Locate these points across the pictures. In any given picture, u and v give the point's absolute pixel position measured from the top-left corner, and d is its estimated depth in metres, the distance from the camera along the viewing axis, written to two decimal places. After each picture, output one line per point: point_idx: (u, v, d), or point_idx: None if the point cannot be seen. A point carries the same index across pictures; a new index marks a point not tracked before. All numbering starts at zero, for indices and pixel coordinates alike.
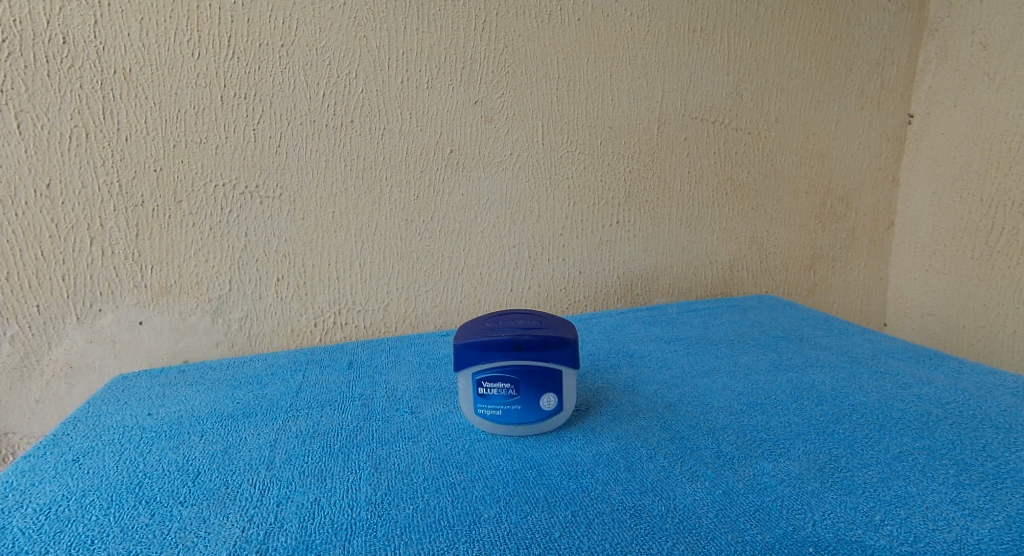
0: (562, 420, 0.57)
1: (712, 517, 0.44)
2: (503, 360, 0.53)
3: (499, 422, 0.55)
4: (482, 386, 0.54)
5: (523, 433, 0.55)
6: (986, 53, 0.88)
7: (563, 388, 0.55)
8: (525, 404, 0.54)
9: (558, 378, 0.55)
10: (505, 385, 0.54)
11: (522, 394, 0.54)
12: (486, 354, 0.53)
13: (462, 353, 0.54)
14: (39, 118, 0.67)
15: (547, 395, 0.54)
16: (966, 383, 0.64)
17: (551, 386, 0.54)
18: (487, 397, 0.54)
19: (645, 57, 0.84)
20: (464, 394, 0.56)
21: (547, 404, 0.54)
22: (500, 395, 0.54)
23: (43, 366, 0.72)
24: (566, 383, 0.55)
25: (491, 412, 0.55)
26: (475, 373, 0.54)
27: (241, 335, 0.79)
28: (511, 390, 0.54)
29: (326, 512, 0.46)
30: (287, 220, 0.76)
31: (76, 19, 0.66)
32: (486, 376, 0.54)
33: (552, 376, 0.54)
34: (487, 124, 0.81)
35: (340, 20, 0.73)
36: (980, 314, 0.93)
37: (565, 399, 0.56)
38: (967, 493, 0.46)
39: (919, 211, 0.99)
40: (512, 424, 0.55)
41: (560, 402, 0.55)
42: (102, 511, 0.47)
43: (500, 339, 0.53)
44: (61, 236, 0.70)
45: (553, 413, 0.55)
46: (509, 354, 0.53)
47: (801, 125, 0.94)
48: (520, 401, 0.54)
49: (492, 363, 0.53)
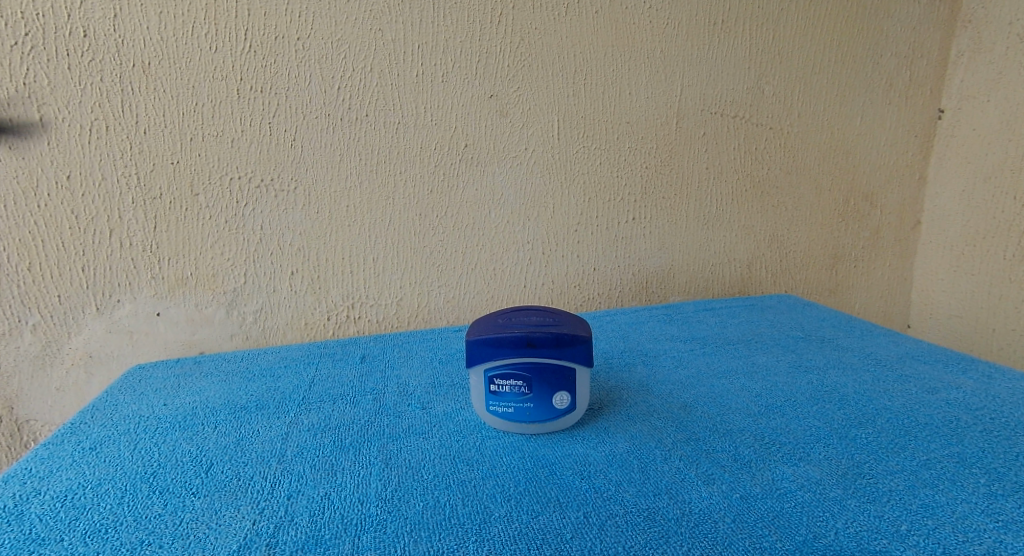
0: (575, 419, 0.56)
1: (729, 522, 0.43)
2: (516, 357, 0.53)
3: (510, 420, 0.54)
4: (494, 383, 0.54)
5: (534, 432, 0.55)
6: (1023, 46, 0.85)
7: (577, 386, 0.54)
8: (537, 402, 0.53)
9: (571, 377, 0.54)
10: (517, 382, 0.53)
11: (535, 392, 0.53)
12: (498, 350, 0.53)
13: (474, 348, 0.53)
14: (61, 111, 0.67)
15: (560, 393, 0.54)
16: (996, 389, 0.62)
17: (564, 384, 0.54)
18: (498, 393, 0.54)
19: (663, 50, 0.83)
20: (476, 391, 0.55)
21: (560, 402, 0.54)
22: (512, 392, 0.53)
23: (63, 355, 0.73)
24: (580, 382, 0.54)
25: (502, 409, 0.54)
26: (487, 369, 0.54)
27: (256, 328, 0.79)
28: (524, 387, 0.53)
29: (336, 507, 0.46)
30: (302, 214, 0.76)
31: (96, 12, 0.66)
32: (498, 373, 0.53)
33: (566, 374, 0.53)
34: (503, 118, 0.80)
35: (356, 13, 0.73)
36: (1010, 318, 0.90)
37: (578, 398, 0.55)
38: (999, 503, 0.45)
39: (948, 210, 0.96)
40: (523, 422, 0.54)
41: (573, 400, 0.54)
42: (116, 500, 0.47)
43: (513, 336, 0.53)
44: (81, 228, 0.70)
45: (566, 411, 0.54)
46: (522, 350, 0.52)
47: (826, 120, 0.92)
48: (532, 399, 0.53)
49: (504, 360, 0.53)
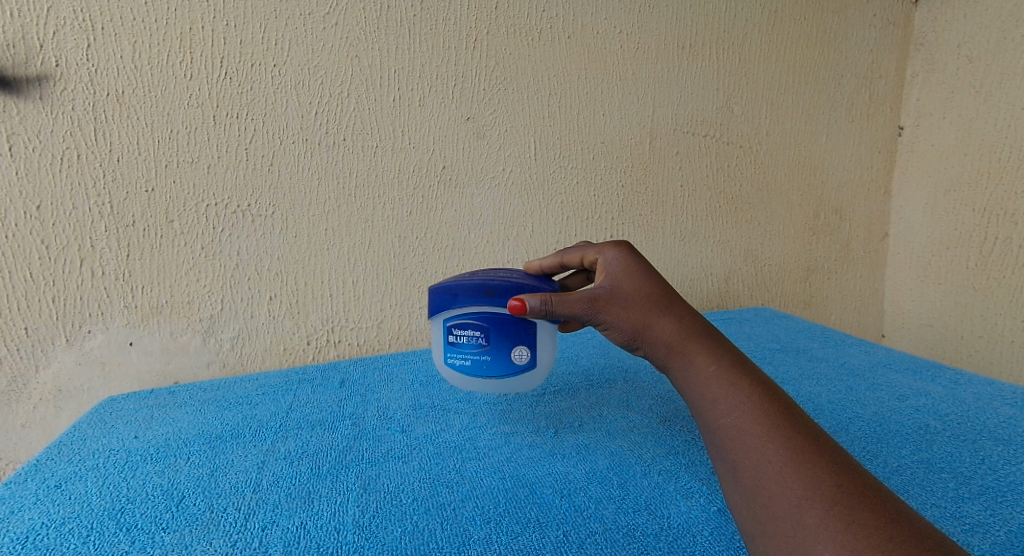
0: (537, 376, 0.57)
1: (707, 535, 0.44)
2: (473, 307, 0.55)
3: (468, 371, 0.57)
4: (453, 333, 0.57)
5: (493, 386, 0.57)
6: (972, 66, 0.89)
7: (538, 342, 0.56)
8: (494, 355, 0.56)
9: (530, 332, 0.55)
10: (474, 333, 0.56)
11: (491, 344, 0.56)
12: (456, 300, 0.56)
13: (436, 296, 0.56)
14: (31, 141, 0.67)
15: (517, 347, 0.56)
16: (964, 394, 0.63)
17: (522, 338, 0.56)
18: (457, 344, 0.57)
19: (634, 73, 0.85)
20: (438, 341, 0.58)
21: (517, 357, 0.56)
22: (470, 343, 0.56)
23: (30, 390, 0.71)
24: (540, 338, 0.56)
25: (461, 361, 0.57)
26: (448, 319, 0.57)
27: (233, 355, 0.78)
28: (481, 339, 0.56)
29: (312, 536, 0.45)
30: (280, 238, 0.76)
31: (68, 43, 0.66)
32: (457, 324, 0.56)
33: (524, 328, 0.55)
34: (479, 140, 0.81)
35: (332, 40, 0.73)
36: (977, 325, 0.93)
37: (539, 355, 0.56)
38: (967, 507, 0.46)
39: (913, 221, 0.99)
40: (481, 375, 0.57)
41: (532, 357, 0.56)
42: (81, 539, 0.46)
43: (472, 285, 0.55)
44: (51, 258, 0.69)
45: (525, 368, 0.56)
46: (479, 300, 0.55)
47: (793, 138, 0.94)
48: (488, 351, 0.56)
49: (462, 310, 0.56)
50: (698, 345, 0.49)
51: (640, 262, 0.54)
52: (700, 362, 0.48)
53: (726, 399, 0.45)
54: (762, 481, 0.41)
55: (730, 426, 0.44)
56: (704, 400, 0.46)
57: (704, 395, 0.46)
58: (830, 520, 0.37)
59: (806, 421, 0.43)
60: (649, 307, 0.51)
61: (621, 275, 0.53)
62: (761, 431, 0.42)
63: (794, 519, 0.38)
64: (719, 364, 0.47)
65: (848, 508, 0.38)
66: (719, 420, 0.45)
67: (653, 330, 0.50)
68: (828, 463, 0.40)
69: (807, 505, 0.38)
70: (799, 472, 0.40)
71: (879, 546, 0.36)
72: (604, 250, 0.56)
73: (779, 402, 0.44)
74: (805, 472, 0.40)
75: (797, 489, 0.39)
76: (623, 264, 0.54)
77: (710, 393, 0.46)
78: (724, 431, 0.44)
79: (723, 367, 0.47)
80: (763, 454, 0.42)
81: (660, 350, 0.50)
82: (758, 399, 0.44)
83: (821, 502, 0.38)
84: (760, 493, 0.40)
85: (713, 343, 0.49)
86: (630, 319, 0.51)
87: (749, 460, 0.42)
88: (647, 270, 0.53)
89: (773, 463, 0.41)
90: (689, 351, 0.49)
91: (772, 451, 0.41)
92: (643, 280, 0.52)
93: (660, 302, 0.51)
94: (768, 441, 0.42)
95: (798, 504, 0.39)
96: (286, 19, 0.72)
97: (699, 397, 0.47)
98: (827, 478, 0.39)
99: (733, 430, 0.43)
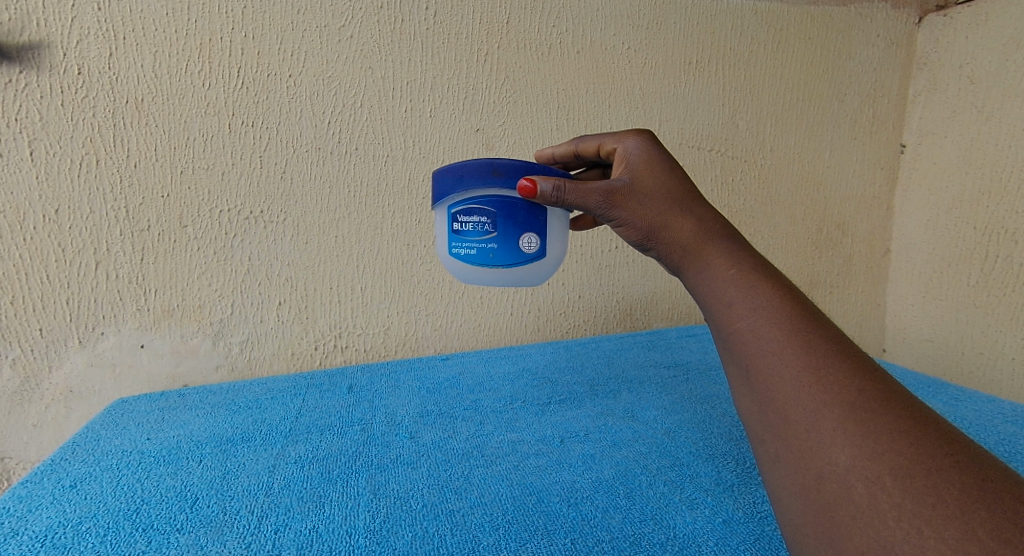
0: (545, 266, 0.57)
1: (712, 546, 0.45)
2: (480, 189, 0.55)
3: (473, 261, 0.56)
4: (458, 220, 0.56)
5: (500, 276, 0.56)
6: (973, 86, 0.90)
7: (546, 230, 0.56)
8: (501, 242, 0.55)
9: (539, 220, 0.56)
10: (482, 219, 0.55)
11: (499, 231, 0.55)
12: (462, 183, 0.55)
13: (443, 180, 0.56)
14: (51, 146, 0.68)
15: (526, 235, 0.55)
16: (965, 412, 0.64)
17: (530, 226, 0.55)
18: (462, 233, 0.56)
19: (641, 88, 0.86)
20: (441, 232, 0.57)
21: (526, 244, 0.56)
22: (475, 230, 0.56)
23: (42, 390, 0.72)
24: (549, 227, 0.56)
25: (466, 251, 0.56)
26: (452, 207, 0.56)
27: (242, 359, 0.79)
28: (488, 226, 0.55)
29: (324, 539, 0.46)
30: (290, 245, 0.77)
31: (91, 51, 0.67)
32: (461, 210, 0.56)
33: (532, 215, 0.55)
34: (489, 151, 0.82)
35: (346, 52, 0.75)
36: (979, 342, 0.93)
37: (547, 244, 0.57)
38: None
39: (914, 237, 1.00)
40: (486, 264, 0.56)
41: (541, 245, 0.56)
42: (98, 539, 0.47)
43: (479, 166, 0.54)
44: (67, 260, 0.71)
45: (532, 257, 0.56)
46: (486, 182, 0.54)
47: (796, 154, 0.95)
48: (496, 238, 0.55)
49: (469, 195, 0.55)
50: (716, 249, 0.46)
51: (660, 153, 0.52)
52: (718, 265, 0.45)
53: (744, 303, 0.42)
54: (777, 385, 0.38)
55: (746, 329, 0.41)
56: (719, 304, 0.43)
57: (721, 300, 0.43)
58: (850, 425, 0.35)
59: (828, 326, 0.40)
60: (669, 205, 0.49)
61: (643, 170, 0.51)
62: (779, 334, 0.40)
63: (810, 422, 0.36)
64: (739, 269, 0.44)
65: (871, 413, 0.35)
66: (734, 325, 0.42)
67: (669, 229, 0.48)
68: (851, 366, 0.38)
69: (824, 409, 0.36)
70: (818, 374, 0.37)
71: (899, 450, 0.34)
72: (624, 139, 0.53)
73: (802, 305, 0.41)
74: (826, 376, 0.37)
75: (816, 393, 0.37)
76: (644, 155, 0.51)
77: (727, 298, 0.43)
78: (741, 335, 0.41)
79: (743, 269, 0.44)
80: (781, 356, 0.39)
81: (676, 254, 0.48)
82: (777, 301, 0.41)
83: (841, 406, 0.36)
84: (774, 398, 0.38)
85: (735, 245, 0.46)
86: (645, 216, 0.49)
87: (766, 363, 0.39)
88: (671, 165, 0.51)
89: (790, 366, 0.38)
90: (706, 255, 0.46)
91: (789, 354, 0.39)
92: (667, 175, 0.50)
93: (681, 203, 0.49)
94: (786, 344, 0.39)
95: (814, 409, 0.36)
96: (302, 31, 0.73)
97: (715, 301, 0.44)
98: (848, 382, 0.37)
99: (749, 334, 0.41)
